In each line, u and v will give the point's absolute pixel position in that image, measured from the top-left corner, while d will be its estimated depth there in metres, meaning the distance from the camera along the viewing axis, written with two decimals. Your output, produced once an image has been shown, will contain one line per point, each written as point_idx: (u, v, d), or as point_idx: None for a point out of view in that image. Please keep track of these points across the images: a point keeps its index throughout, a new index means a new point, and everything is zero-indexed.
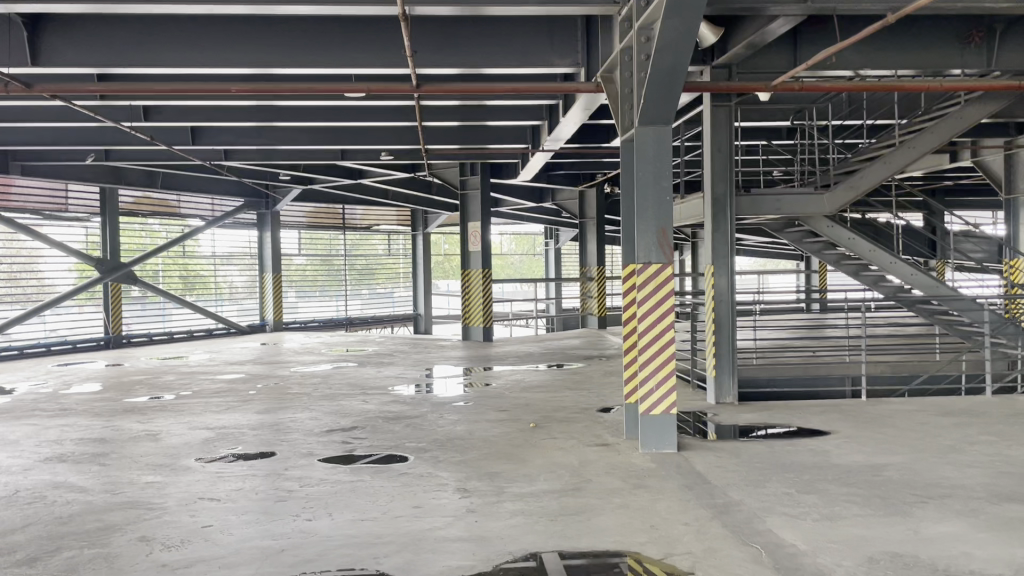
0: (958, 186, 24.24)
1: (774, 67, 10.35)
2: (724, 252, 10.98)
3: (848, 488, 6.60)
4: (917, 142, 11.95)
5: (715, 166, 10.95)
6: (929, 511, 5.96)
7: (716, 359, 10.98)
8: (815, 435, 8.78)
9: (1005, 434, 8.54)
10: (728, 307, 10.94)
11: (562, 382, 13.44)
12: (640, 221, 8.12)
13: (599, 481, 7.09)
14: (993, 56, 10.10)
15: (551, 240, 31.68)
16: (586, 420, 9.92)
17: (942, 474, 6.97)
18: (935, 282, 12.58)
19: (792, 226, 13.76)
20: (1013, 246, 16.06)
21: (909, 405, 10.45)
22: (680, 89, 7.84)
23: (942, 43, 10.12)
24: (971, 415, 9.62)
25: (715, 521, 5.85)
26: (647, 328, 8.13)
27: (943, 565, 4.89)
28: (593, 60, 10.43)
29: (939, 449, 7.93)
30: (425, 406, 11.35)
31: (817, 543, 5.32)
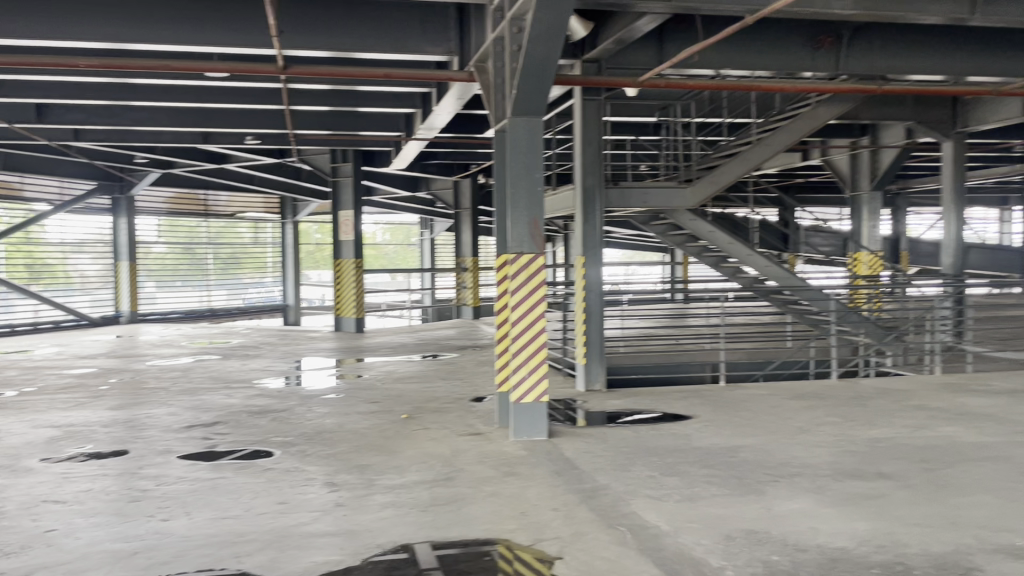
0: (807, 184, 25.93)
1: (641, 62, 10.60)
2: (594, 243, 11.19)
3: (708, 470, 6.89)
4: (771, 140, 12.61)
5: (585, 159, 11.15)
6: (780, 489, 6.31)
7: (585, 348, 11.20)
8: (677, 420, 9.11)
9: (847, 415, 9.19)
10: (597, 297, 11.14)
11: (434, 372, 13.39)
12: (513, 210, 8.15)
13: (470, 470, 7.10)
14: (840, 61, 10.74)
15: (426, 231, 31.85)
16: (459, 410, 9.91)
17: (792, 454, 7.39)
18: (787, 273, 13.40)
19: (658, 218, 14.17)
20: (857, 241, 18.25)
21: (763, 389, 11.03)
22: (551, 82, 7.88)
23: (795, 46, 10.70)
24: (818, 398, 10.28)
25: (583, 506, 5.96)
26: (520, 317, 8.17)
27: (793, 540, 5.16)
28: (467, 48, 10.43)
29: (790, 430, 8.41)
30: (292, 399, 11.00)
31: (678, 523, 5.52)
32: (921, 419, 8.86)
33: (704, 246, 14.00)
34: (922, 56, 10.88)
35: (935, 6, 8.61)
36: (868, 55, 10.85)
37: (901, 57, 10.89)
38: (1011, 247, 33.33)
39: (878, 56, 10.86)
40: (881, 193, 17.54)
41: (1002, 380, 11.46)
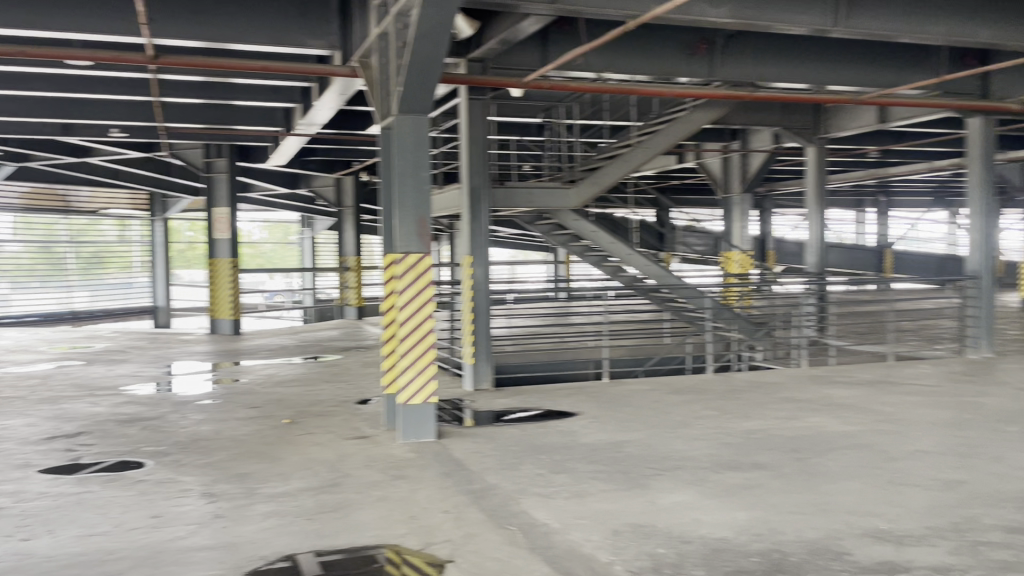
0: (682, 185, 26.94)
1: (525, 64, 10.66)
2: (480, 242, 11.18)
3: (594, 466, 7.01)
4: (650, 143, 12.96)
5: (472, 158, 11.11)
6: (663, 482, 6.48)
7: (473, 347, 11.17)
8: (563, 417, 9.24)
9: (723, 408, 9.57)
10: (484, 296, 11.14)
11: (317, 375, 13.05)
12: (399, 209, 8.02)
13: (356, 474, 6.93)
14: (714, 67, 11.15)
15: (306, 229, 30.95)
16: (343, 413, 9.67)
17: (674, 448, 7.62)
18: (666, 272, 13.86)
19: (542, 218, 14.31)
20: (729, 240, 19.34)
21: (644, 385, 11.34)
22: (437, 79, 7.79)
23: (671, 52, 11.04)
24: (696, 392, 10.67)
25: (473, 507, 5.93)
26: (407, 317, 8.05)
27: (678, 532, 5.31)
28: (349, 43, 10.14)
29: (672, 424, 8.68)
30: (165, 406, 10.46)
31: (568, 520, 5.57)
32: (790, 410, 9.33)
33: (587, 245, 14.25)
34: (788, 66, 11.45)
35: (800, 17, 9.06)
36: (739, 63, 11.32)
37: (769, 66, 11.43)
38: (865, 246, 35.68)
39: (748, 64, 11.34)
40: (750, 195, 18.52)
41: (862, 371, 12.23)
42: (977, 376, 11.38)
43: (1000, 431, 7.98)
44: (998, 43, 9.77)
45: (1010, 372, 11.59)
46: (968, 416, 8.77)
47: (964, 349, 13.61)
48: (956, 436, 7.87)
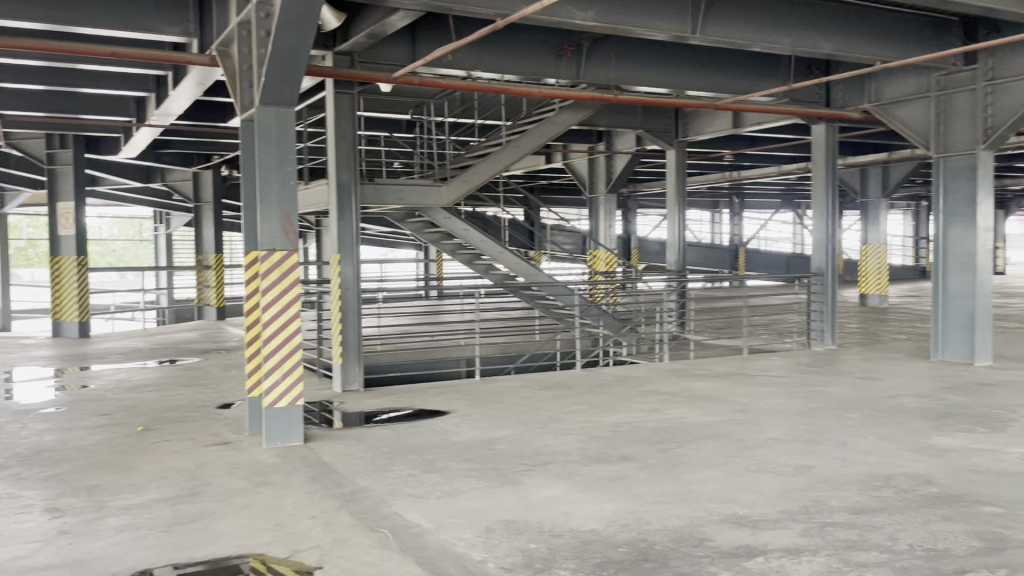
0: (550, 185, 27.43)
1: (393, 60, 10.51)
2: (349, 240, 10.94)
3: (467, 464, 6.99)
4: (519, 143, 13.08)
5: (339, 154, 10.85)
6: (535, 477, 6.55)
7: (342, 347, 10.91)
8: (435, 415, 9.17)
9: (592, 402, 9.79)
10: (353, 294, 10.91)
11: (175, 379, 12.38)
12: (263, 205, 7.72)
13: (218, 482, 6.62)
14: (581, 69, 11.39)
15: (161, 226, 29.35)
16: (203, 419, 9.23)
17: (544, 443, 7.72)
18: (536, 270, 14.05)
19: (413, 216, 14.17)
20: (596, 239, 19.85)
21: (515, 382, 11.44)
22: (301, 72, 7.55)
23: (539, 52, 11.18)
24: (566, 388, 10.87)
25: (342, 511, 5.79)
26: (272, 317, 7.76)
27: (548, 527, 5.37)
28: (208, 31, 9.67)
29: (542, 420, 8.79)
30: (2, 416, 9.63)
31: (440, 520, 5.53)
32: (655, 403, 9.66)
33: (458, 243, 14.23)
34: (651, 71, 11.85)
35: (661, 23, 9.38)
36: (605, 66, 11.60)
37: (633, 70, 11.78)
38: (721, 246, 37.51)
39: (613, 68, 11.65)
40: (615, 195, 19.14)
41: (720, 364, 12.81)
42: (822, 366, 12.17)
43: (845, 418, 8.56)
44: (839, 55, 10.47)
45: (850, 362, 12.46)
46: (815, 404, 9.36)
47: (809, 341, 14.50)
48: (805, 423, 8.37)
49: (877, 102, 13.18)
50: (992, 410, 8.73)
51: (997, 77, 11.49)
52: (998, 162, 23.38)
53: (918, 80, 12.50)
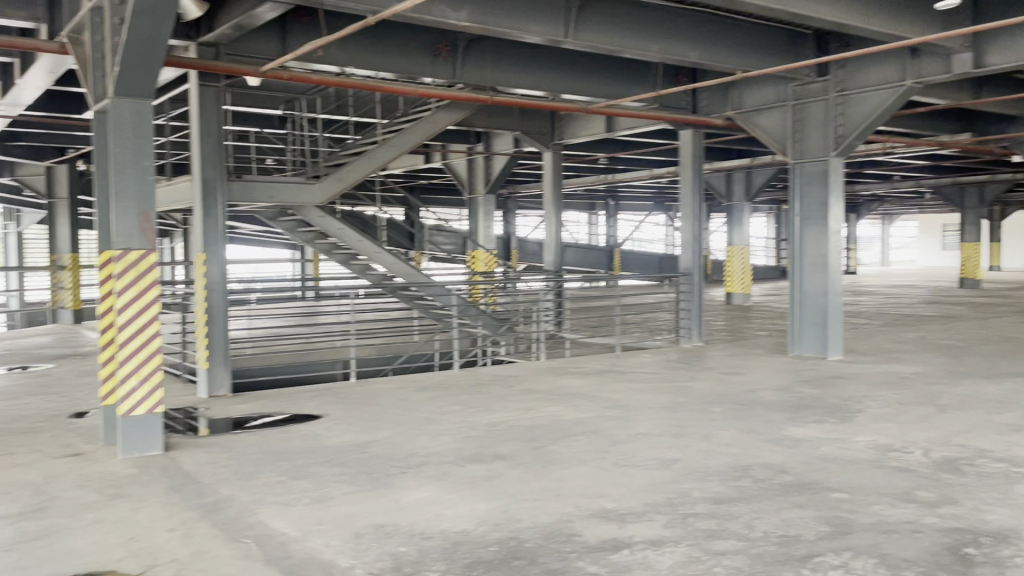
0: (429, 185, 27.34)
1: (262, 53, 10.18)
2: (215, 238, 10.50)
3: (337, 469, 6.84)
4: (395, 141, 12.92)
5: (204, 149, 10.40)
6: (407, 480, 6.48)
7: (208, 350, 10.46)
8: (307, 420, 8.94)
9: (467, 402, 9.80)
10: (220, 296, 10.49)
11: (23, 386, 11.55)
12: (118, 202, 7.29)
13: (67, 497, 6.21)
14: (456, 69, 11.37)
15: (11, 224, 27.36)
16: (52, 429, 8.64)
17: (418, 444, 7.65)
18: (413, 270, 13.93)
19: (285, 214, 13.76)
20: (475, 239, 19.91)
21: (392, 383, 11.31)
22: (159, 63, 7.18)
23: (414, 51, 11.07)
24: (442, 388, 10.84)
25: (203, 522, 5.54)
26: (127, 321, 7.33)
27: (419, 529, 5.32)
28: (58, 16, 9.07)
29: (417, 421, 8.72)
30: None
31: (307, 527, 5.38)
32: (529, 401, 9.76)
33: (333, 243, 13.92)
34: (526, 73, 11.98)
35: (534, 25, 9.48)
36: (480, 67, 11.64)
37: (509, 72, 11.86)
38: (598, 246, 38.43)
39: (488, 69, 11.70)
40: (493, 196, 19.26)
41: (595, 362, 13.10)
42: (689, 363, 12.64)
43: (709, 412, 8.91)
44: (704, 63, 10.92)
45: (716, 359, 13.00)
46: (682, 399, 9.71)
47: (678, 338, 15.01)
48: (673, 418, 8.65)
49: (739, 109, 13.81)
50: (841, 401, 9.31)
51: (847, 88, 12.27)
52: (849, 168, 25.03)
53: (777, 89, 13.17)
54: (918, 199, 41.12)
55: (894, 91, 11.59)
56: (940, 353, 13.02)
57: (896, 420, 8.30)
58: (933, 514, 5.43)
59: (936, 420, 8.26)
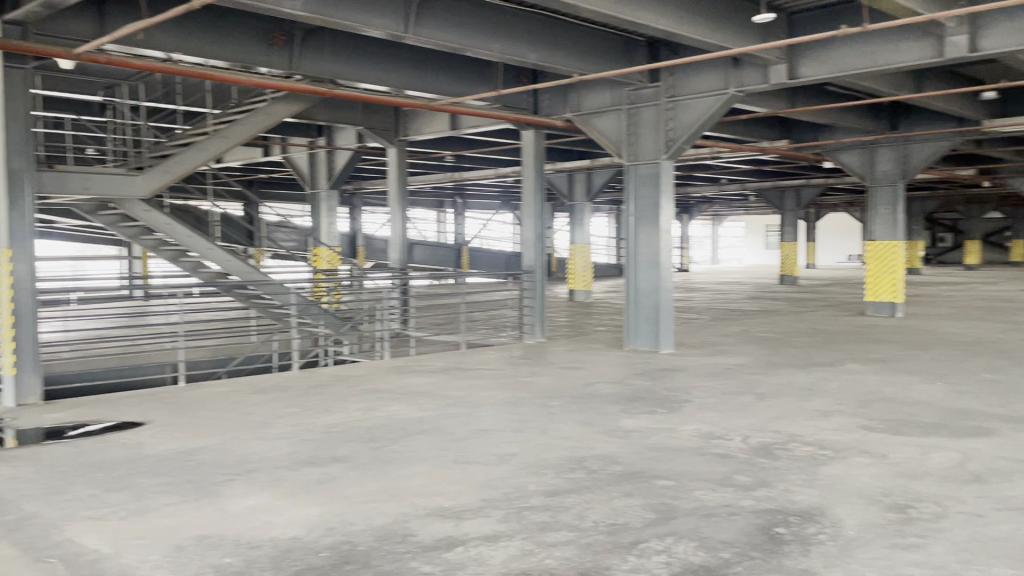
0: (269, 180, 26.40)
1: (78, 34, 9.44)
2: (21, 234, 9.66)
3: (159, 479, 6.43)
4: (227, 132, 12.35)
5: (9, 137, 9.51)
6: (236, 488, 6.19)
7: (14, 356, 9.56)
8: (128, 427, 8.36)
9: (304, 404, 9.50)
10: (27, 296, 9.64)
11: None
12: None
13: None
14: (293, 59, 11.01)
15: None
16: None
17: (250, 449, 7.34)
18: (249, 268, 13.36)
19: (106, 209, 12.87)
20: (317, 236, 19.41)
21: (225, 386, 10.81)
22: None
23: (246, 39, 10.61)
24: (278, 390, 10.46)
25: (2, 542, 5.05)
26: None
27: (246, 539, 5.09)
28: None
29: (250, 425, 8.36)
30: None
31: (121, 543, 5.02)
32: (369, 401, 9.60)
33: (161, 240, 13.13)
34: (366, 68, 11.77)
35: (374, 20, 9.28)
36: (318, 59, 11.31)
37: (348, 65, 11.60)
38: (445, 244, 38.48)
39: (327, 61, 11.39)
40: (336, 192, 18.85)
41: (438, 360, 13.08)
42: (532, 358, 12.87)
43: (547, 406, 9.11)
44: (543, 65, 11.15)
45: (557, 354, 13.31)
46: (522, 394, 9.86)
47: (522, 335, 15.25)
48: (511, 413, 8.78)
49: (577, 111, 14.19)
50: (670, 392, 9.78)
51: (676, 94, 12.88)
52: (682, 171, 26.36)
53: (612, 93, 13.64)
54: (744, 201, 43.98)
55: (719, 98, 12.29)
56: (761, 345, 13.95)
57: (720, 409, 8.81)
58: (749, 497, 5.79)
59: (754, 407, 8.84)
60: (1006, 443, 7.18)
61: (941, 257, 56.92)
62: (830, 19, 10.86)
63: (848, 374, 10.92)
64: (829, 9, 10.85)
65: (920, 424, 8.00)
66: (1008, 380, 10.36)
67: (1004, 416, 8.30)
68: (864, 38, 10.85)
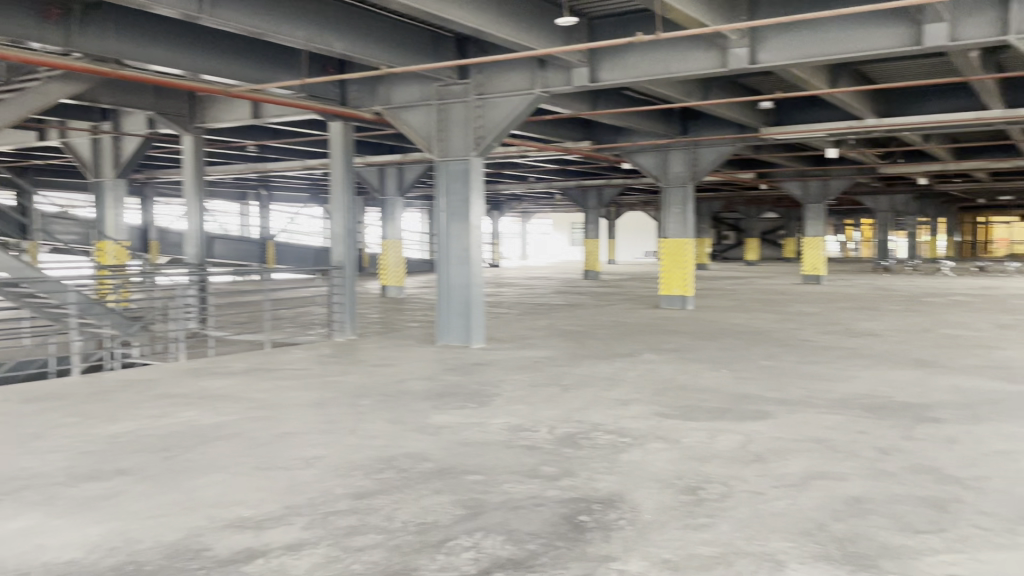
0: (44, 167, 24.01)
1: None
2: None
3: None
4: None
5: None
6: (2, 509, 5.52)
7: None
8: None
9: (86, 413, 8.68)
10: None
11: None
12: None
13: None
14: (71, 36, 10.00)
15: None
16: None
17: (19, 465, 6.58)
18: (21, 264, 12.05)
19: None
20: (101, 229, 17.91)
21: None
22: None
23: (14, 10, 9.50)
24: (56, 398, 9.49)
25: None
26: None
27: (13, 567, 4.54)
28: None
29: (20, 439, 7.51)
30: None
31: None
32: (162, 407, 8.93)
33: None
34: (156, 49, 10.93)
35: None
36: (103, 36, 10.33)
37: (136, 45, 10.70)
38: (249, 238, 36.78)
39: (111, 38, 10.40)
40: (124, 181, 17.52)
41: (240, 361, 12.45)
42: (341, 357, 12.55)
43: (356, 405, 8.90)
44: (349, 55, 10.87)
45: (367, 351, 13.08)
46: (330, 394, 9.56)
47: (330, 332, 14.84)
48: (319, 414, 8.49)
49: (385, 104, 13.98)
50: (480, 387, 9.88)
51: (484, 92, 13.02)
52: (491, 168, 26.79)
53: (421, 88, 13.55)
54: (551, 199, 45.48)
55: (525, 97, 12.57)
56: (566, 338, 14.43)
57: (527, 401, 9.00)
58: (554, 487, 5.94)
59: (559, 398, 9.11)
60: (781, 424, 7.87)
61: (726, 253, 61.82)
62: (628, 26, 11.38)
63: (645, 364, 11.53)
64: (627, 16, 11.36)
65: (707, 409, 8.59)
66: (781, 366, 11.39)
67: (780, 399, 9.10)
68: (658, 46, 11.47)
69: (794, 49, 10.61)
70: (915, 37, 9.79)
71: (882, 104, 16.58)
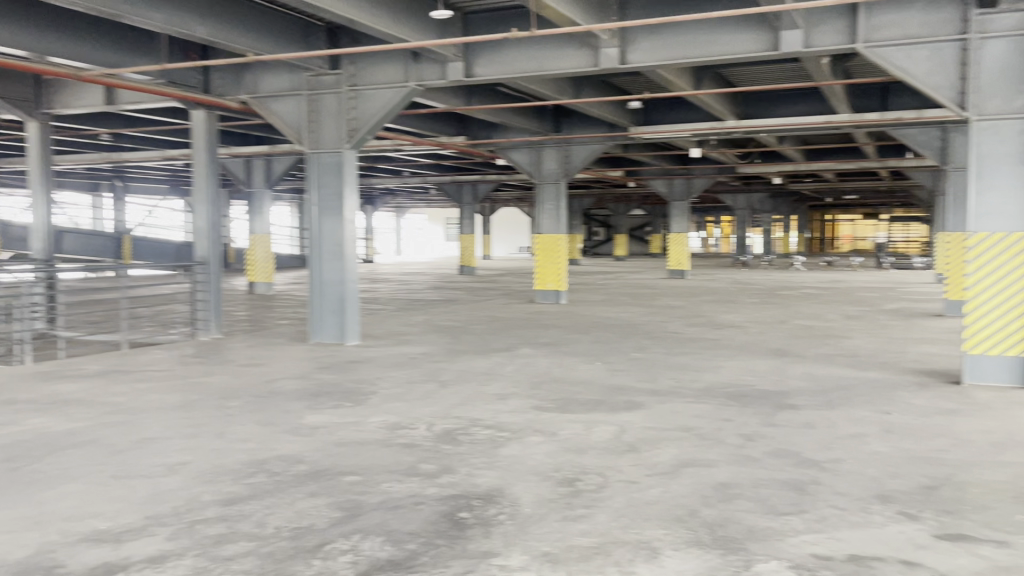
0: None
1: None
2: None
3: None
4: None
5: None
6: None
7: None
8: None
9: None
10: None
11: None
12: None
13: None
14: None
15: None
16: None
17: None
18: None
19: None
20: None
21: None
22: None
23: None
24: None
25: None
26: None
27: None
28: None
29: None
30: None
31: None
32: (5, 415, 8.21)
33: None
34: None
35: None
36: None
37: None
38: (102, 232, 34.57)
39: None
40: None
41: (95, 363, 11.66)
42: (206, 357, 11.98)
43: (223, 407, 8.49)
44: (213, 41, 10.35)
45: (234, 351, 12.53)
46: (194, 396, 9.08)
47: (194, 331, 14.15)
48: (183, 418, 8.04)
49: (253, 93, 13.45)
50: (355, 385, 9.65)
51: (357, 83, 12.73)
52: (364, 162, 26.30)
53: (291, 77, 13.12)
54: (425, 194, 45.19)
55: (399, 90, 12.37)
56: (442, 334, 14.35)
57: (404, 399, 8.86)
58: (433, 485, 5.87)
59: (437, 395, 9.02)
60: (653, 414, 8.11)
61: (596, 249, 63.39)
62: (502, 22, 11.40)
63: (521, 359, 11.62)
64: (501, 11, 11.38)
65: (582, 401, 8.74)
66: (651, 358, 11.74)
67: (651, 390, 9.37)
68: (532, 43, 11.55)
69: (661, 51, 10.94)
70: (772, 43, 10.29)
71: (741, 106, 17.40)
